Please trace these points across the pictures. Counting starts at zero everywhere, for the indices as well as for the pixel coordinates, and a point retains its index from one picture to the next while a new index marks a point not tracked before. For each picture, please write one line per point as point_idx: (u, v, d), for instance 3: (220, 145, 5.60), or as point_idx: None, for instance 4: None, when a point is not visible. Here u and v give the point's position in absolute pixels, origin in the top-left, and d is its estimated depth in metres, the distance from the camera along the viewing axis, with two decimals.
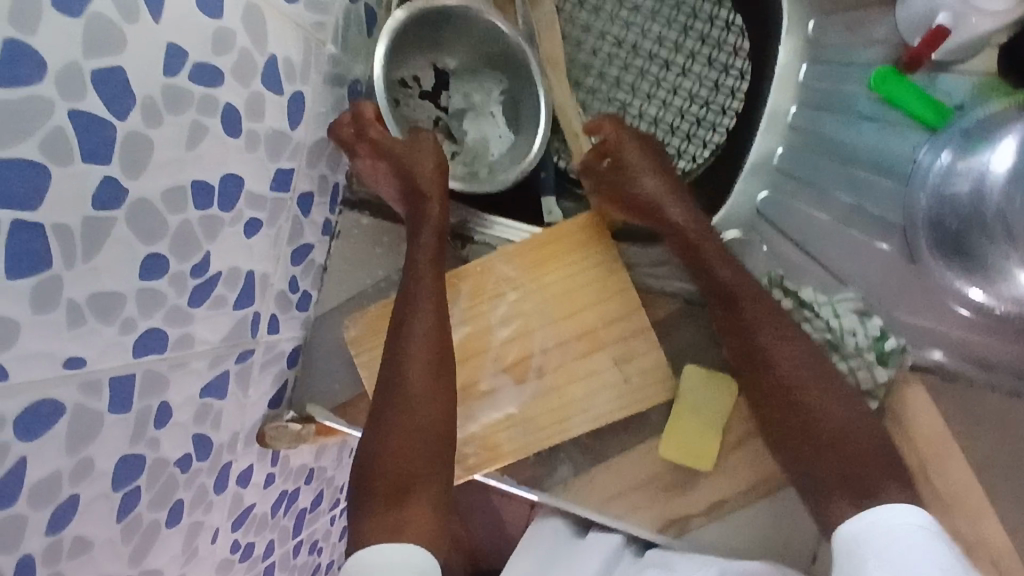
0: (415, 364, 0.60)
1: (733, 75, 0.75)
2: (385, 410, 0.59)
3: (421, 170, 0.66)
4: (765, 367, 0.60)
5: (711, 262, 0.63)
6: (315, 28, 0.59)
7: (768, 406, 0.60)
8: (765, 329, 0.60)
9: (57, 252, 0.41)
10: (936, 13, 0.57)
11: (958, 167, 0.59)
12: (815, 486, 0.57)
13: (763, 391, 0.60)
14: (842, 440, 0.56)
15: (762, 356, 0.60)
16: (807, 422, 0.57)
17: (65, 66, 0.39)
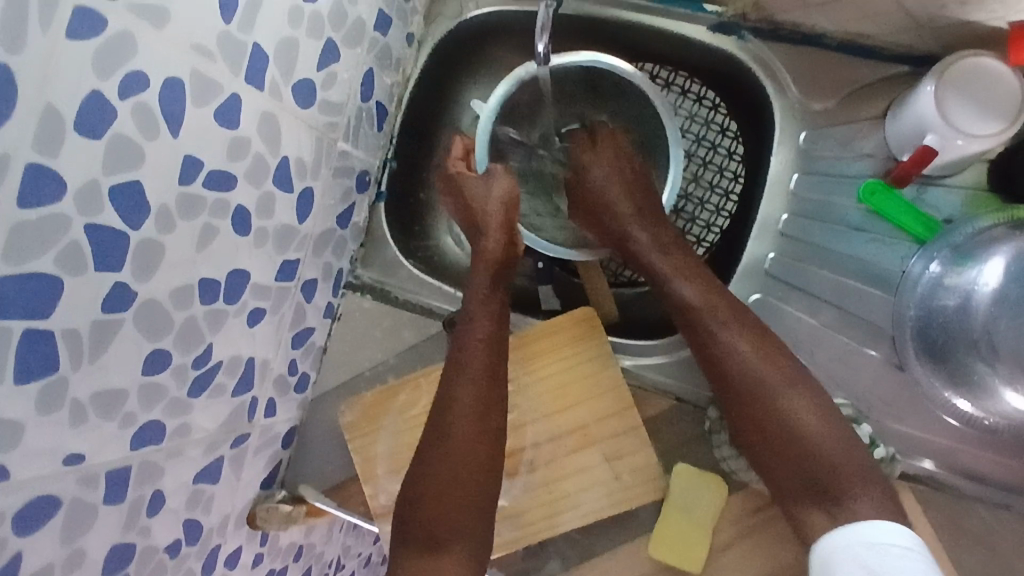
0: (463, 408, 0.61)
1: (728, 177, 0.76)
2: (426, 452, 0.61)
3: (493, 210, 0.69)
4: (725, 376, 0.62)
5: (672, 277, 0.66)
6: (327, 128, 0.62)
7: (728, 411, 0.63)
8: (722, 339, 0.63)
9: (65, 355, 0.42)
10: (924, 135, 0.59)
11: (946, 281, 0.61)
12: (784, 494, 0.60)
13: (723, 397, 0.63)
14: (800, 445, 0.60)
15: (720, 366, 0.63)
16: (767, 430, 0.61)
17: (86, 184, 0.40)
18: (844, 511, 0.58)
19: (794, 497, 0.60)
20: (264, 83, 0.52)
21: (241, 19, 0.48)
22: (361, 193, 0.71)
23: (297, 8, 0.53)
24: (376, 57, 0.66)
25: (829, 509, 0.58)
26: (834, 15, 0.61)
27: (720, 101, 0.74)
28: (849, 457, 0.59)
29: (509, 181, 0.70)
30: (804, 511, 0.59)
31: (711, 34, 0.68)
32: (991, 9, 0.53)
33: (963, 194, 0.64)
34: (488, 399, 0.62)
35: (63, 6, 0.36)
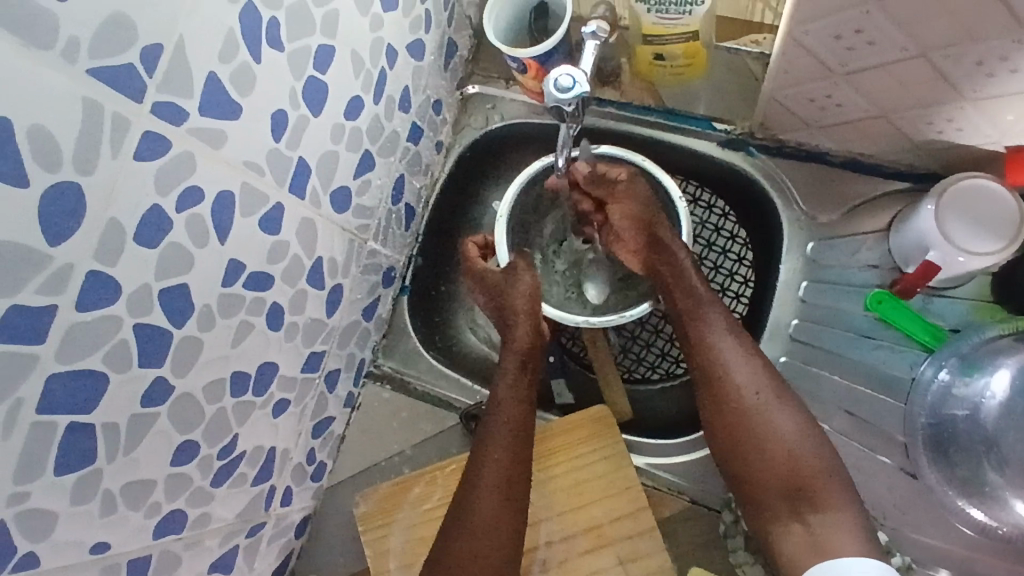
0: (484, 495, 0.61)
1: (738, 281, 0.78)
2: (446, 539, 0.61)
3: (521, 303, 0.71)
4: (720, 379, 0.64)
5: (680, 283, 0.68)
6: (359, 229, 0.66)
7: (715, 413, 0.65)
8: (719, 341, 0.65)
9: (102, 448, 0.44)
10: (925, 250, 0.62)
11: (953, 390, 0.63)
12: (762, 504, 0.63)
13: (715, 398, 0.65)
14: (784, 448, 0.62)
15: (715, 368, 0.65)
16: (750, 433, 0.63)
17: (138, 289, 0.44)
18: (821, 519, 0.59)
19: (771, 499, 0.62)
20: (305, 192, 0.56)
21: (289, 138, 0.53)
22: (386, 287, 0.74)
23: (338, 125, 0.58)
24: (406, 164, 0.71)
25: (805, 519, 0.60)
26: (835, 136, 0.65)
27: (730, 210, 0.77)
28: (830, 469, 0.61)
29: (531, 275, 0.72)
30: (780, 514, 0.62)
31: (720, 149, 0.72)
32: (987, 136, 0.57)
33: (969, 304, 0.66)
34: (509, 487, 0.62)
35: (134, 132, 0.40)
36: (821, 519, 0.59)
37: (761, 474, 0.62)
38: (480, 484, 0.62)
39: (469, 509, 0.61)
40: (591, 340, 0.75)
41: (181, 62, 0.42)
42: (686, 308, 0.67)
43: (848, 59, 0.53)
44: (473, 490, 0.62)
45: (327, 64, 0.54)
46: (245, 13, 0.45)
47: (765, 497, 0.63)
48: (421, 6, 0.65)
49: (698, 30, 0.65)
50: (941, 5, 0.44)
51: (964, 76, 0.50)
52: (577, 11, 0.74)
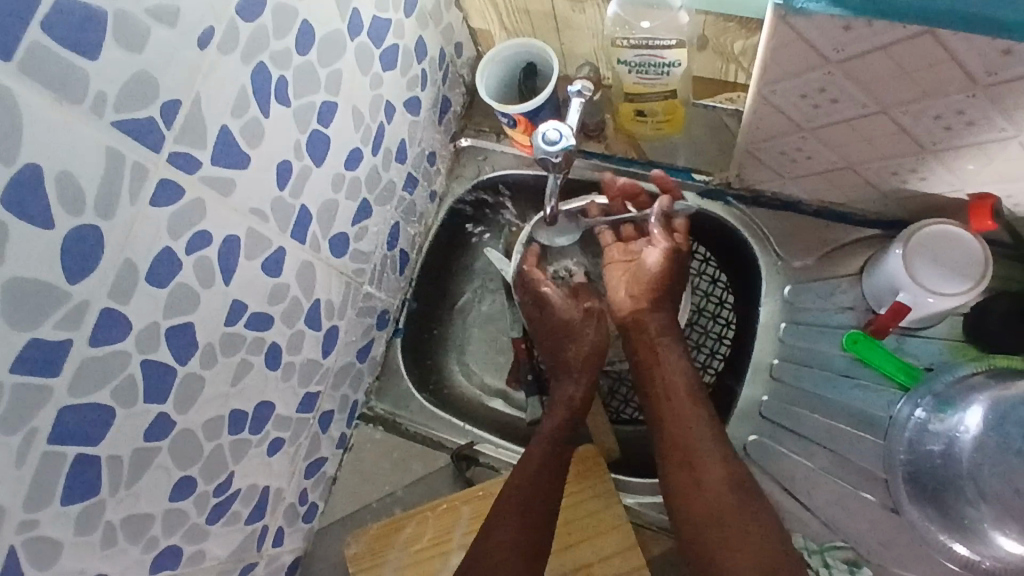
0: (507, 543, 0.60)
1: (721, 323, 0.81)
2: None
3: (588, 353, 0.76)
4: (694, 458, 0.64)
5: (665, 362, 0.70)
6: (356, 273, 0.69)
7: (687, 494, 0.63)
8: (697, 420, 0.65)
9: (106, 481, 0.46)
10: (896, 292, 0.65)
11: (930, 425, 0.65)
12: None
13: (686, 480, 0.63)
14: (757, 541, 0.59)
15: (688, 448, 0.64)
16: (724, 516, 0.60)
17: (147, 326, 0.46)
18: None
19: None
20: (306, 237, 0.59)
21: (293, 186, 0.56)
22: (379, 330, 0.76)
23: (338, 175, 0.62)
24: (402, 212, 0.75)
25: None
26: (806, 186, 0.69)
27: (710, 255, 0.81)
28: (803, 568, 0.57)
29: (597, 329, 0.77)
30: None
31: (700, 198, 0.76)
32: (948, 185, 0.61)
33: (942, 343, 0.69)
34: (533, 541, 0.61)
35: (151, 179, 0.43)
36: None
37: (732, 571, 0.57)
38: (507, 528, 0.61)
39: (489, 554, 0.60)
40: None
41: (198, 116, 0.45)
42: (667, 387, 0.68)
43: (814, 115, 0.57)
44: (492, 536, 0.61)
45: (330, 119, 0.58)
46: (256, 72, 0.49)
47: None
48: (418, 65, 0.70)
49: (675, 89, 0.70)
50: (895, 66, 0.48)
51: (922, 130, 0.54)
52: (564, 71, 0.79)
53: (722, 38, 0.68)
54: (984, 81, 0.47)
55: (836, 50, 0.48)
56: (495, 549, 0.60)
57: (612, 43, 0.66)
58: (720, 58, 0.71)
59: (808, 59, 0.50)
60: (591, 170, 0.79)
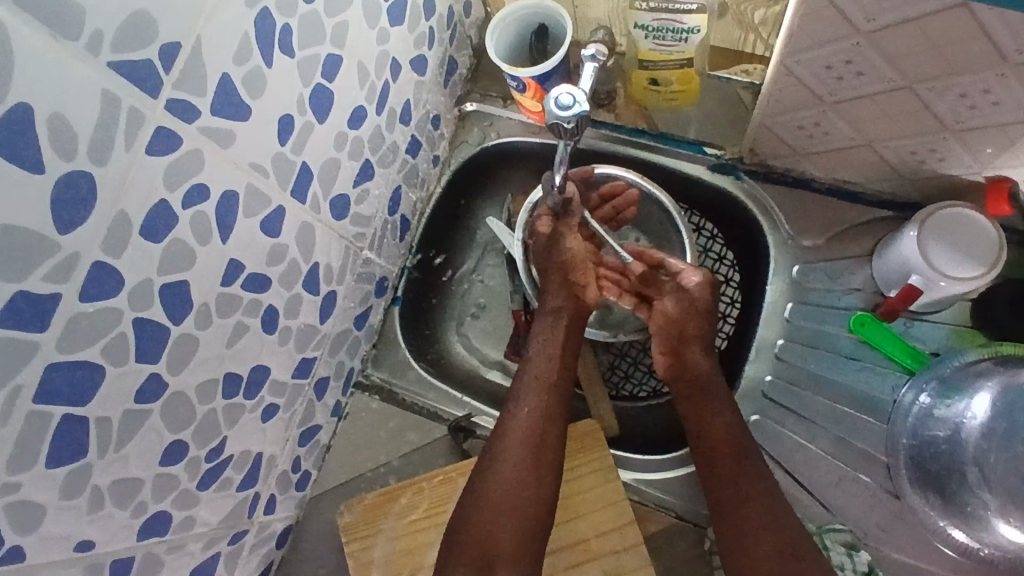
0: (513, 461, 0.62)
1: (725, 301, 0.80)
2: (469, 499, 0.62)
3: (553, 266, 0.70)
4: (749, 504, 0.63)
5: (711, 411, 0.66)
6: (356, 237, 0.67)
7: (730, 529, 0.63)
8: (752, 463, 0.64)
9: (94, 443, 0.44)
10: (908, 274, 0.64)
11: (935, 411, 0.65)
12: None
13: (735, 506, 0.63)
14: (771, 514, 0.62)
15: (745, 495, 0.63)
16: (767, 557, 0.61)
17: (141, 283, 0.44)
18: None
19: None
20: (306, 197, 0.57)
21: (294, 143, 0.53)
22: (378, 297, 0.75)
23: (341, 134, 0.59)
24: (404, 176, 0.73)
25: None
26: (821, 163, 0.67)
27: (718, 232, 0.79)
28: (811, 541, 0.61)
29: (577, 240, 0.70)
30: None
31: (710, 172, 0.74)
32: (966, 167, 0.60)
33: (949, 328, 0.68)
34: (535, 461, 0.63)
35: (147, 127, 0.41)
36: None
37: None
38: (510, 439, 0.64)
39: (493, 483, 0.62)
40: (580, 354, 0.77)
41: (197, 62, 0.43)
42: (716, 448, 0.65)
43: (838, 89, 0.55)
44: (498, 459, 0.63)
45: (334, 73, 0.55)
46: (260, 18, 0.46)
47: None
48: (426, 23, 0.67)
49: (692, 57, 0.68)
50: (928, 40, 0.46)
51: (947, 109, 0.53)
52: (576, 36, 0.76)
53: (742, 6, 0.66)
54: (1015, 60, 0.45)
55: (868, 20, 0.46)
56: (501, 470, 0.63)
57: (630, 6, 0.64)
58: (738, 28, 0.69)
59: (838, 29, 0.48)
60: (599, 140, 0.77)
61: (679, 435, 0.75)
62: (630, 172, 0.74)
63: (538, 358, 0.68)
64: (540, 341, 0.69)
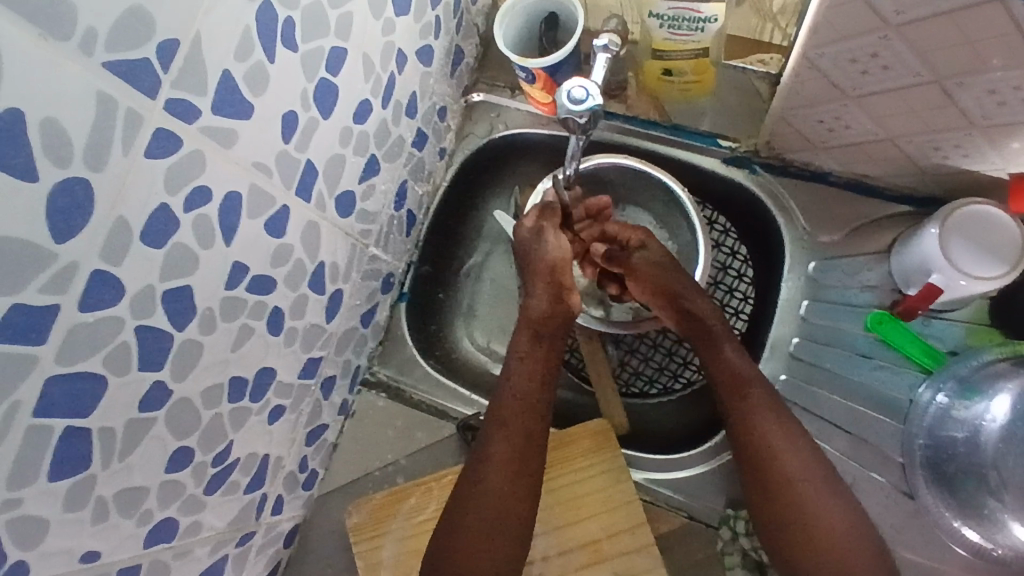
0: (492, 494, 0.60)
1: (738, 297, 0.78)
2: (449, 531, 0.60)
3: (541, 268, 0.68)
4: (772, 460, 0.61)
5: (714, 351, 0.66)
6: (362, 234, 0.65)
7: (764, 501, 0.62)
8: (756, 396, 0.63)
9: (98, 454, 0.43)
10: (928, 273, 0.62)
11: (953, 412, 0.65)
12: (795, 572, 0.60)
13: (762, 488, 0.62)
14: (801, 505, 0.60)
15: (768, 450, 0.62)
16: (808, 529, 0.60)
17: (142, 290, 0.42)
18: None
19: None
20: (311, 195, 0.55)
21: (299, 140, 0.52)
22: (384, 293, 0.73)
23: (347, 129, 0.57)
24: (411, 170, 0.71)
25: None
26: (839, 157, 0.65)
27: (731, 226, 0.78)
28: (852, 526, 0.59)
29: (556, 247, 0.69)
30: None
31: (724, 166, 0.72)
32: (991, 163, 0.57)
33: (964, 327, 0.67)
34: (514, 490, 0.60)
35: (146, 128, 0.39)
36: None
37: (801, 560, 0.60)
38: (490, 465, 0.62)
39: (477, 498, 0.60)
40: (590, 350, 0.75)
41: (196, 59, 0.41)
42: (758, 444, 0.62)
43: (860, 82, 0.53)
44: (474, 493, 0.61)
45: (339, 67, 0.53)
46: (262, 12, 0.44)
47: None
48: (432, 11, 0.65)
49: (708, 47, 0.66)
50: (958, 36, 0.44)
51: (974, 105, 0.50)
52: (588, 23, 0.74)
53: None
54: None
55: (896, 13, 0.44)
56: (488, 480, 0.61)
57: None
58: (755, 16, 0.68)
59: (864, 21, 0.46)
60: (612, 132, 0.75)
61: (691, 433, 0.74)
62: (629, 159, 0.72)
63: (513, 363, 0.67)
64: (517, 359, 0.67)
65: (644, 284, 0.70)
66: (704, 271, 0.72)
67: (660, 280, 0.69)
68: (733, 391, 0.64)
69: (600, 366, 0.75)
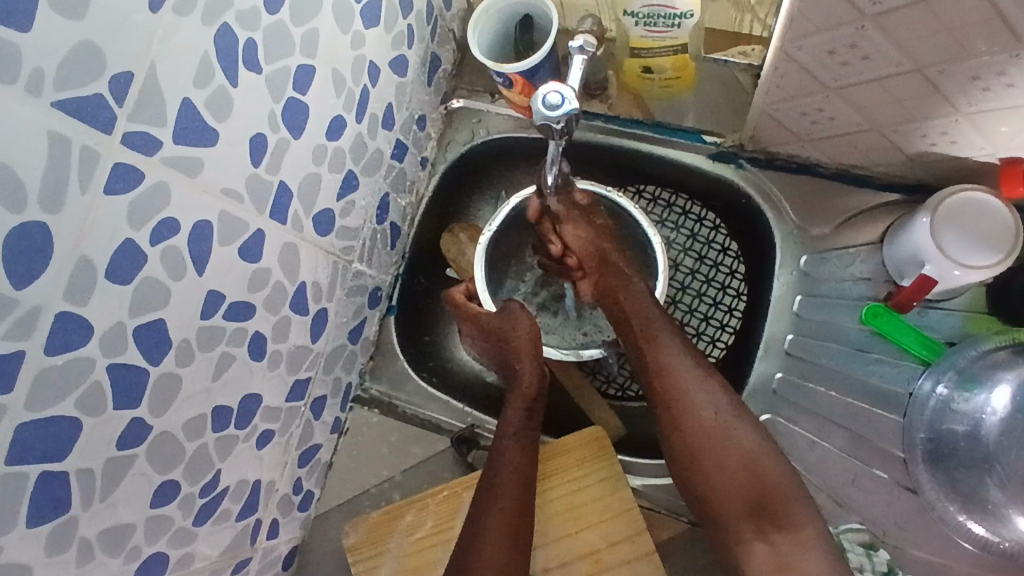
0: (489, 537, 0.59)
1: (731, 294, 0.76)
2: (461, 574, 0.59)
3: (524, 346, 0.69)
4: (678, 397, 0.64)
5: (633, 303, 0.67)
6: (344, 251, 0.64)
7: (673, 438, 0.64)
8: (661, 339, 0.66)
9: (78, 495, 0.42)
10: (921, 264, 0.61)
11: (953, 404, 0.64)
12: (727, 535, 0.62)
13: (671, 427, 0.64)
14: (711, 439, 0.63)
15: (674, 388, 0.64)
16: (747, 490, 0.62)
17: (112, 327, 0.41)
18: (785, 538, 0.60)
19: (735, 516, 0.62)
20: (287, 217, 0.54)
21: (268, 162, 0.51)
22: (371, 308, 0.72)
23: (320, 146, 0.56)
24: (391, 182, 0.70)
25: (769, 537, 0.61)
26: (827, 149, 0.64)
27: (720, 222, 0.76)
28: (766, 456, 0.62)
29: (528, 316, 0.70)
30: (742, 531, 0.62)
31: (709, 161, 0.71)
32: (981, 149, 0.56)
33: (962, 316, 0.66)
34: (515, 529, 0.60)
35: (104, 164, 0.38)
36: (786, 539, 0.60)
37: (734, 520, 0.62)
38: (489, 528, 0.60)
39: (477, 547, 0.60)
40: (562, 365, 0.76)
41: (152, 89, 0.40)
42: (672, 400, 0.64)
43: (841, 74, 0.51)
44: (476, 536, 0.60)
45: (306, 85, 0.52)
46: (221, 35, 0.43)
47: (727, 514, 0.62)
48: (404, 20, 0.63)
49: (686, 43, 0.64)
50: (938, 22, 0.42)
51: (959, 91, 0.49)
52: (563, 23, 0.73)
53: None
54: None
55: (872, 3, 0.42)
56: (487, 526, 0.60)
57: None
58: (733, 9, 0.65)
59: (841, 12, 0.44)
60: (594, 132, 0.73)
61: None
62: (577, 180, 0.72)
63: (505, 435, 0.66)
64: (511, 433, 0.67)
65: (582, 243, 0.69)
66: (663, 274, 0.70)
67: (599, 245, 0.68)
68: (636, 341, 0.67)
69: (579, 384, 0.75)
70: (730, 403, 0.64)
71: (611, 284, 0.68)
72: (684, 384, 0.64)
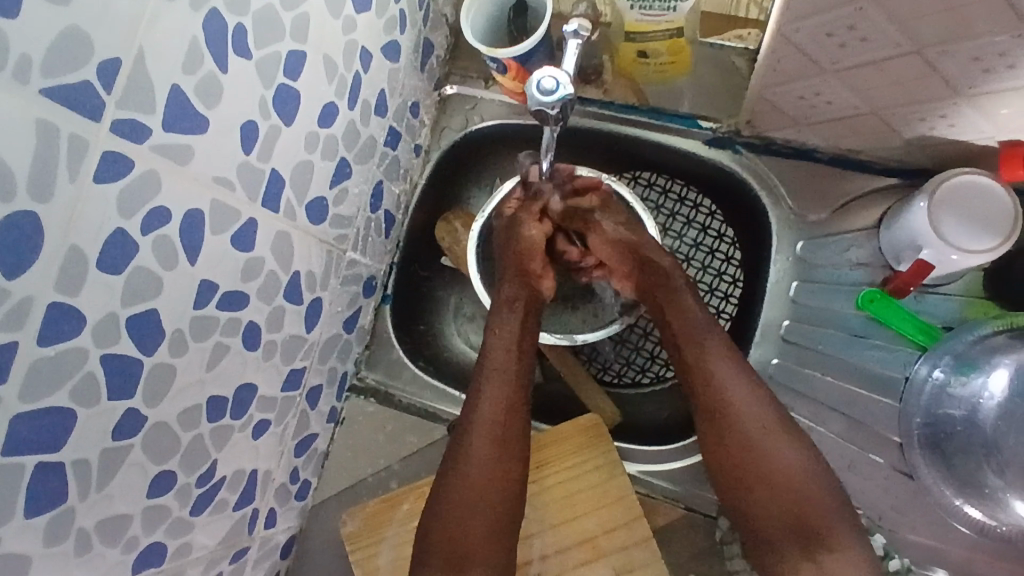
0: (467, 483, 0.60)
1: (727, 281, 0.76)
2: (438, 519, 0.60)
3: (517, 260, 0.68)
4: (725, 409, 0.62)
5: (672, 305, 0.66)
6: (337, 240, 0.64)
7: (717, 448, 0.63)
8: (708, 344, 0.64)
9: (74, 486, 0.42)
10: (918, 248, 0.61)
11: (949, 389, 0.64)
12: (772, 556, 0.60)
13: (714, 436, 0.63)
14: (755, 450, 0.61)
15: (722, 397, 0.62)
16: (789, 505, 0.60)
17: (105, 317, 0.41)
18: (833, 559, 0.58)
19: (778, 533, 0.60)
20: (279, 205, 0.54)
21: (260, 149, 0.50)
22: (366, 297, 0.72)
23: (312, 134, 0.55)
24: (385, 169, 0.69)
25: (817, 558, 0.58)
26: (825, 133, 0.63)
27: (716, 208, 0.76)
28: (810, 470, 0.61)
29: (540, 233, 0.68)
30: (787, 551, 0.59)
31: (707, 148, 0.70)
32: (980, 132, 0.56)
33: (960, 301, 0.66)
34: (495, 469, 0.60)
35: (93, 152, 0.37)
36: (830, 559, 0.58)
37: (776, 536, 0.60)
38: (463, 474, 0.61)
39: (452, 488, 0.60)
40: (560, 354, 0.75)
41: (141, 75, 0.39)
42: (716, 408, 0.63)
43: (839, 56, 0.51)
44: (456, 477, 0.61)
45: (297, 71, 0.51)
46: (209, 21, 0.42)
47: (768, 530, 0.61)
48: (396, 5, 0.62)
49: (682, 26, 0.64)
50: (939, 3, 0.42)
51: (959, 73, 0.48)
52: (558, 8, 0.72)
53: None
54: None
55: None
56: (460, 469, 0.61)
57: None
58: None
59: None
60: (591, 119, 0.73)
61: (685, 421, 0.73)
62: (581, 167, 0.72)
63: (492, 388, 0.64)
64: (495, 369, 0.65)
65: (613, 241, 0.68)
66: None
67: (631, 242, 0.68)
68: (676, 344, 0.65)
69: (575, 370, 0.75)
70: (775, 413, 0.62)
71: (649, 284, 0.67)
72: (725, 389, 0.62)
